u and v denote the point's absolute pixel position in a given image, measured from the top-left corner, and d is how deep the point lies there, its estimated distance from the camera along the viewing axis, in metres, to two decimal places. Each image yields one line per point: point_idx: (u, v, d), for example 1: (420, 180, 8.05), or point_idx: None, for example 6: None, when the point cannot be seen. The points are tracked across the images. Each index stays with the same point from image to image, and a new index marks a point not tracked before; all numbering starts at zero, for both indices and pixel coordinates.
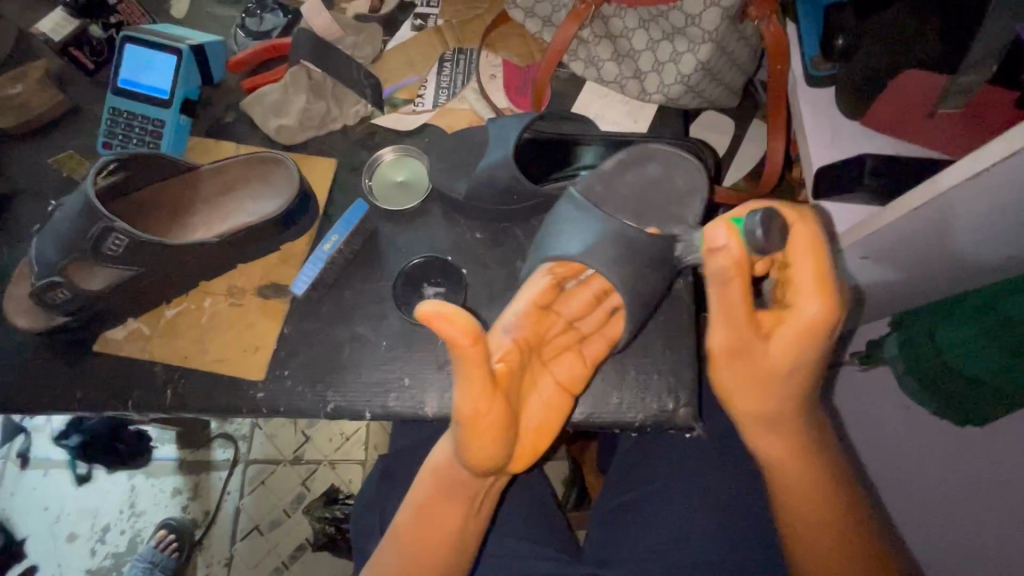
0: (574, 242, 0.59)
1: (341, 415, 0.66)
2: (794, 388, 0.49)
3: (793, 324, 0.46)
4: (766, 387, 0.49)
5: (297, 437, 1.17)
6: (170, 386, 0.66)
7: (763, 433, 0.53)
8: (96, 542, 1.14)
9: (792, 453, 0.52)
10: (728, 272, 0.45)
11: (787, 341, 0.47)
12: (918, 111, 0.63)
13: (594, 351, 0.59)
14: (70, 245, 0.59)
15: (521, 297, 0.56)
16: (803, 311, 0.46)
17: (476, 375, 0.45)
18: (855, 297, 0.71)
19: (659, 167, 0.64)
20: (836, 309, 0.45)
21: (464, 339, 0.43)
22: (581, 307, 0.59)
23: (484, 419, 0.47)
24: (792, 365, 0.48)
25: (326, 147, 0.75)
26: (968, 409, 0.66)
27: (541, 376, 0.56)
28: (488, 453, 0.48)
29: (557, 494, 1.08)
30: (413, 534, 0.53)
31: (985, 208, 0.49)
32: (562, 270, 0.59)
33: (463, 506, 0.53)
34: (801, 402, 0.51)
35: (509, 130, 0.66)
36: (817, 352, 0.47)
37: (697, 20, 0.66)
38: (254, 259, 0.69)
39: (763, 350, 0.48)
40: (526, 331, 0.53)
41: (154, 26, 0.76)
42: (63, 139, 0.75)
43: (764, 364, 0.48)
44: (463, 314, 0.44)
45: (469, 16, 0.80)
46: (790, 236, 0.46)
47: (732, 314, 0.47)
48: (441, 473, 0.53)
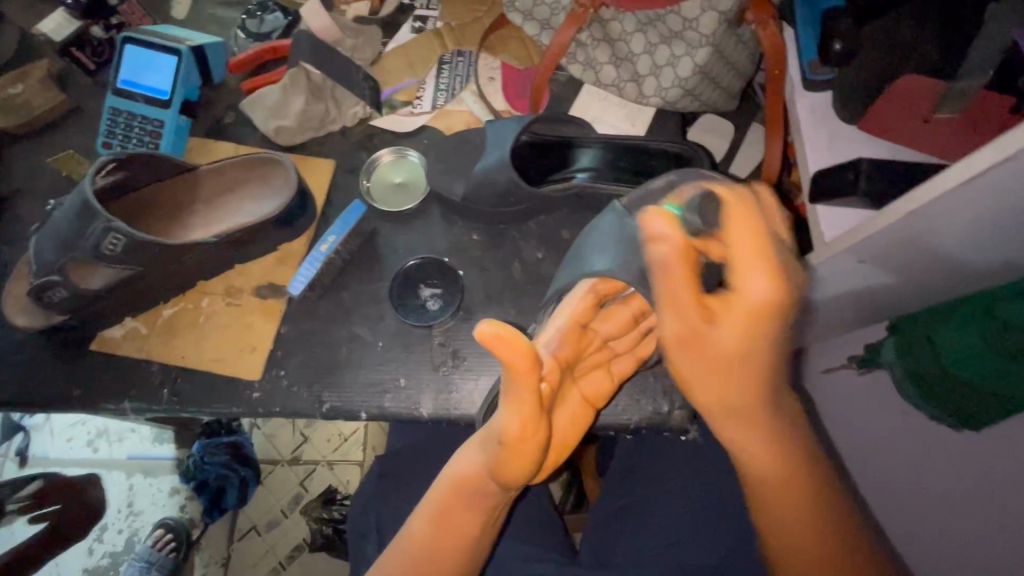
0: (606, 258, 0.55)
1: (337, 415, 0.66)
2: (757, 381, 0.44)
3: (737, 309, 0.41)
4: (723, 378, 0.44)
5: (295, 437, 1.17)
6: (168, 385, 0.66)
7: (737, 428, 0.46)
8: (93, 541, 1.14)
9: (775, 460, 0.47)
10: (666, 259, 0.40)
11: (732, 330, 0.41)
12: (914, 117, 0.63)
13: (622, 369, 0.56)
14: (69, 244, 0.59)
15: (560, 312, 0.53)
16: (748, 293, 0.40)
17: (527, 396, 0.44)
18: (853, 300, 0.71)
19: (703, 195, 0.56)
20: (787, 288, 0.40)
21: (522, 363, 0.41)
22: (618, 327, 0.55)
23: (527, 441, 0.45)
24: (748, 351, 0.42)
25: (325, 148, 0.75)
26: (965, 413, 0.66)
27: (570, 392, 0.53)
28: (524, 471, 0.47)
29: (554, 497, 1.08)
30: (429, 542, 0.51)
31: (981, 212, 0.49)
32: (604, 287, 0.55)
33: (481, 518, 0.52)
34: (762, 388, 0.45)
35: (507, 133, 0.66)
36: (777, 333, 0.42)
37: (694, 24, 0.67)
38: (252, 260, 0.69)
39: (712, 337, 0.42)
40: (566, 350, 0.50)
41: (154, 27, 0.76)
42: (63, 139, 0.76)
43: (718, 354, 0.42)
44: (525, 339, 0.41)
45: (468, 19, 0.80)
46: (732, 219, 0.42)
47: (680, 300, 0.41)
48: (465, 484, 0.51)
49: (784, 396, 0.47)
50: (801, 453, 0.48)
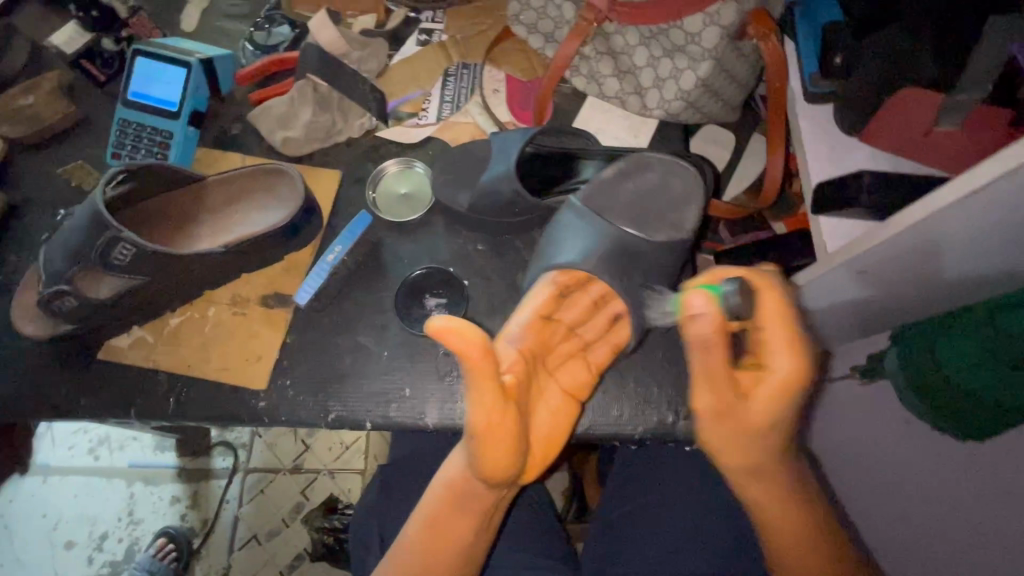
0: (575, 250, 0.62)
1: (342, 424, 0.66)
2: (778, 444, 0.46)
3: (771, 386, 0.43)
4: (751, 449, 0.46)
5: (297, 445, 1.17)
6: (174, 394, 0.66)
7: (760, 490, 0.48)
8: (93, 549, 1.14)
9: (797, 518, 0.48)
10: (706, 340, 0.41)
11: (766, 404, 0.43)
12: (915, 130, 0.64)
13: (596, 357, 0.57)
14: (79, 254, 0.60)
15: (525, 307, 0.55)
16: (776, 371, 0.43)
17: (488, 386, 0.44)
18: (855, 311, 0.72)
19: (656, 173, 0.65)
20: (811, 367, 0.43)
21: (474, 352, 0.42)
22: (581, 314, 0.58)
23: (497, 431, 0.45)
24: (776, 421, 0.44)
25: (331, 159, 0.76)
26: (967, 421, 0.65)
27: (547, 384, 0.53)
28: (503, 466, 0.47)
29: (557, 507, 1.06)
30: (429, 547, 0.52)
31: (983, 224, 0.49)
32: (564, 278, 0.59)
33: (473, 522, 0.51)
34: (782, 455, 0.47)
35: (511, 144, 0.67)
36: (799, 407, 0.44)
37: (697, 38, 0.68)
38: (259, 270, 0.70)
39: (744, 409, 0.44)
40: (530, 341, 0.51)
41: (163, 39, 0.77)
42: (72, 149, 0.77)
43: (749, 424, 0.44)
44: (473, 327, 0.43)
45: (473, 32, 0.81)
46: (759, 299, 0.44)
47: (715, 377, 0.43)
48: (453, 484, 0.51)
49: (798, 462, 0.49)
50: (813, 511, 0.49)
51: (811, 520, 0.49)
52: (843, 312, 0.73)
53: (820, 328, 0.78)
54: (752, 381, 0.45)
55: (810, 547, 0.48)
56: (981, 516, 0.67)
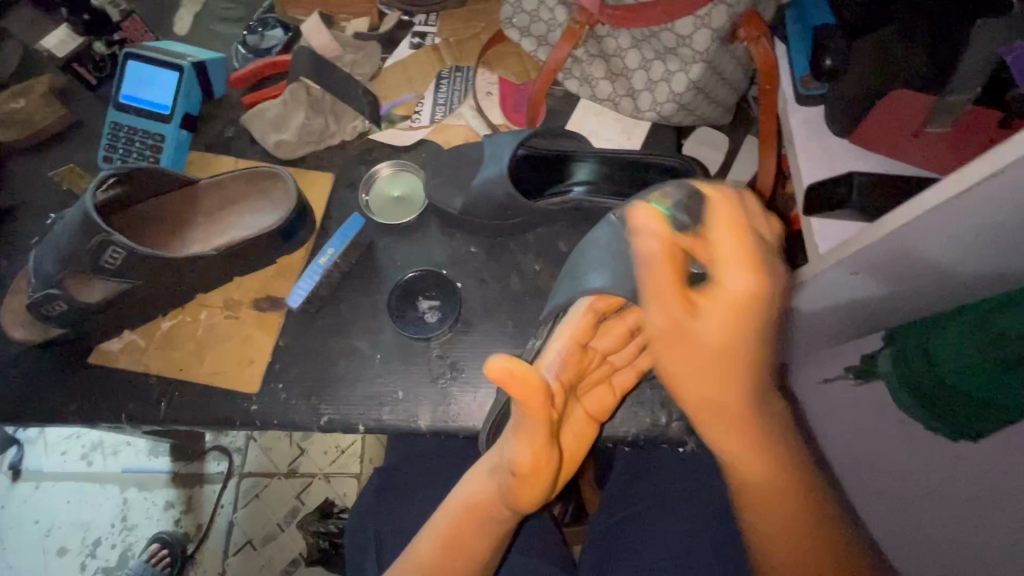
0: (604, 274, 0.51)
1: (336, 428, 0.66)
2: (754, 372, 0.43)
3: (720, 304, 0.40)
4: (712, 378, 0.43)
5: (291, 450, 1.17)
6: (166, 399, 0.66)
7: (717, 427, 0.47)
8: (86, 556, 1.13)
9: (767, 466, 0.48)
10: (654, 257, 0.39)
11: (716, 323, 0.40)
12: (903, 131, 0.65)
13: (622, 381, 0.58)
14: (68, 258, 0.59)
15: (560, 335, 0.50)
16: (727, 288, 0.39)
17: (539, 428, 0.45)
18: (845, 313, 0.73)
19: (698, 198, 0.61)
20: (770, 283, 0.39)
21: (533, 397, 0.42)
22: (615, 342, 0.54)
23: (541, 469, 0.47)
24: (735, 345, 0.41)
25: (324, 162, 0.76)
26: (956, 420, 0.66)
27: (575, 407, 0.56)
28: (539, 497, 0.49)
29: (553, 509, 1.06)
30: (434, 565, 0.51)
31: (969, 226, 0.50)
32: (602, 304, 0.51)
33: (494, 544, 0.52)
34: (756, 387, 0.45)
35: (503, 146, 0.67)
36: (761, 331, 0.41)
37: (688, 41, 0.67)
38: (252, 273, 0.70)
39: (697, 331, 0.41)
40: (568, 372, 0.50)
41: (155, 43, 0.77)
42: (64, 154, 0.76)
43: (700, 347, 0.41)
44: (534, 371, 0.43)
45: (466, 35, 0.82)
46: (715, 213, 0.40)
47: (664, 295, 0.40)
48: (478, 509, 0.52)
49: (778, 404, 0.48)
50: (792, 465, 0.48)
51: (781, 461, 0.48)
52: (835, 314, 0.73)
53: (813, 328, 0.79)
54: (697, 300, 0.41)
55: (791, 512, 0.48)
56: (976, 516, 0.67)
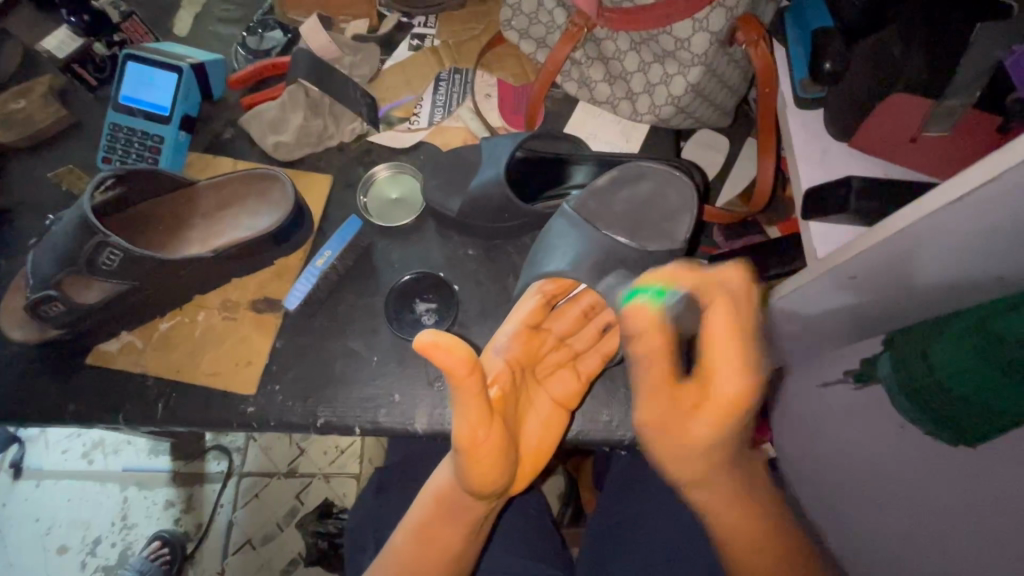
0: (564, 258, 0.60)
1: (332, 430, 0.66)
2: (711, 458, 0.50)
3: (714, 404, 0.47)
4: (682, 456, 0.50)
5: (291, 450, 1.17)
6: (163, 399, 0.66)
7: (712, 496, 0.52)
8: (86, 554, 1.13)
9: (750, 524, 0.52)
10: (643, 354, 0.47)
11: (708, 420, 0.47)
12: (902, 136, 0.65)
13: (587, 367, 0.60)
14: (65, 259, 0.60)
15: (512, 318, 0.58)
16: (718, 387, 0.47)
17: (473, 401, 0.45)
18: (844, 317, 0.73)
19: (651, 183, 0.65)
20: (756, 386, 0.46)
21: (460, 368, 0.43)
22: (571, 324, 0.61)
23: (482, 445, 0.47)
24: (716, 439, 0.48)
25: (323, 163, 0.76)
26: (952, 424, 0.66)
27: (533, 391, 0.57)
28: (492, 479, 0.48)
29: (553, 512, 1.06)
30: (412, 554, 0.52)
31: (966, 231, 0.50)
32: (552, 287, 0.60)
33: (460, 533, 0.52)
34: (721, 462, 0.51)
35: (501, 149, 0.67)
36: (736, 428, 0.48)
37: (686, 44, 0.67)
38: (249, 274, 0.70)
39: (686, 426, 0.49)
40: (516, 351, 0.56)
41: (154, 44, 0.77)
42: (64, 154, 0.77)
43: (689, 441, 0.49)
44: (461, 343, 0.43)
45: (465, 37, 0.82)
46: (710, 313, 0.47)
47: (656, 393, 0.48)
48: (443, 495, 0.52)
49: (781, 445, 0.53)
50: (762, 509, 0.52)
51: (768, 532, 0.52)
52: (836, 317, 0.73)
53: (812, 332, 0.79)
54: (696, 398, 0.48)
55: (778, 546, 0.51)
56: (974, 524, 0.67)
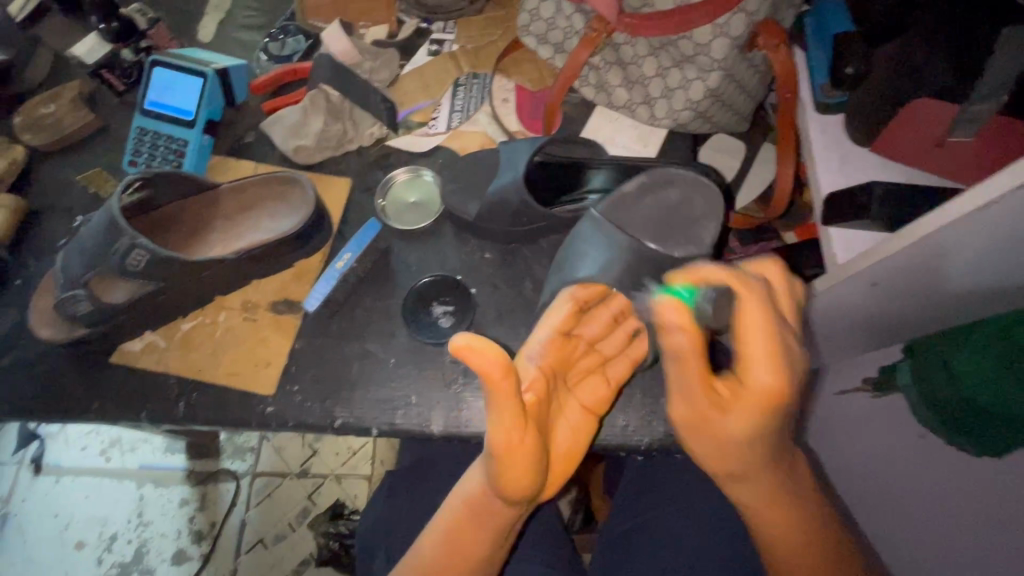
0: (595, 265, 0.63)
1: (349, 431, 0.66)
2: (761, 456, 0.49)
3: (748, 398, 0.47)
4: (732, 456, 0.49)
5: (304, 450, 1.18)
6: (184, 398, 0.67)
7: (742, 490, 0.52)
8: (103, 550, 1.15)
9: (788, 523, 0.51)
10: (686, 349, 0.46)
11: (742, 415, 0.47)
12: (926, 141, 0.64)
13: (617, 373, 0.58)
14: (94, 258, 0.61)
15: (543, 324, 0.55)
16: (757, 382, 0.46)
17: (509, 407, 0.45)
18: (865, 325, 0.72)
19: (679, 191, 0.64)
20: (790, 378, 0.46)
21: (496, 372, 0.43)
22: (600, 329, 0.59)
23: (517, 450, 0.47)
24: (758, 434, 0.48)
25: (342, 167, 0.77)
26: (974, 433, 0.65)
27: (563, 397, 0.55)
28: (524, 485, 0.48)
29: (563, 517, 1.06)
30: (439, 558, 0.52)
31: (988, 239, 0.49)
32: (583, 293, 0.58)
33: (489, 538, 0.52)
34: (766, 461, 0.50)
35: (520, 153, 0.67)
36: (780, 418, 0.48)
37: (705, 49, 0.67)
38: (270, 276, 0.71)
39: (720, 422, 0.48)
40: (550, 358, 0.53)
41: (180, 50, 0.79)
42: (90, 157, 0.78)
43: (726, 437, 0.48)
44: (496, 347, 0.43)
45: (484, 42, 0.82)
46: (741, 307, 0.47)
47: (693, 389, 0.47)
48: (472, 502, 0.52)
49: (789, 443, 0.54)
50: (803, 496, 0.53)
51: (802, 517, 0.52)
52: (858, 325, 0.72)
53: (829, 339, 0.78)
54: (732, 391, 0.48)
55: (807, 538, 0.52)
56: None
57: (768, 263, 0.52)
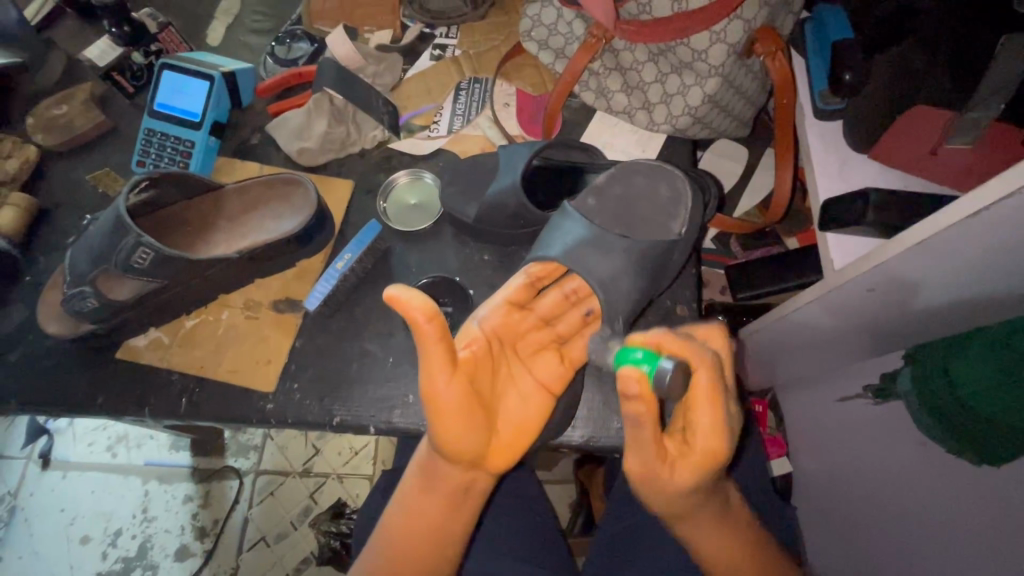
0: (555, 245, 0.61)
1: (347, 428, 0.67)
2: (696, 500, 0.51)
3: (691, 458, 0.49)
4: (673, 500, 0.51)
5: (307, 449, 1.20)
6: (187, 394, 0.68)
7: (693, 529, 0.54)
8: (108, 545, 1.16)
9: (727, 538, 0.54)
10: (642, 417, 0.46)
11: (686, 471, 0.49)
12: (923, 147, 0.64)
13: (572, 352, 0.59)
14: (101, 256, 0.62)
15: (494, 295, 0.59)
16: (699, 445, 0.49)
17: (438, 357, 0.47)
18: (862, 330, 0.72)
19: (645, 180, 0.65)
20: (728, 441, 0.48)
21: (420, 316, 0.45)
22: (553, 307, 0.61)
23: (444, 402, 0.48)
24: (696, 490, 0.50)
25: (345, 169, 0.78)
26: (972, 442, 0.65)
27: (512, 367, 0.57)
28: (457, 439, 0.49)
29: (563, 520, 1.09)
30: (400, 520, 0.54)
31: (985, 247, 0.49)
32: (538, 270, 0.61)
33: (444, 500, 0.54)
34: (704, 506, 0.52)
35: (518, 157, 0.68)
36: (716, 476, 0.50)
37: (704, 55, 0.67)
38: (271, 275, 0.72)
39: (669, 477, 0.49)
40: (494, 325, 0.56)
41: (189, 54, 0.80)
42: (100, 157, 0.80)
43: (669, 490, 0.50)
44: (422, 295, 0.46)
45: (486, 47, 0.84)
46: (694, 378, 0.48)
47: (642, 441, 0.48)
48: (424, 461, 0.54)
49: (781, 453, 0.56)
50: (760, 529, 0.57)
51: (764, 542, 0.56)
52: (855, 330, 0.72)
53: (827, 345, 0.78)
54: (677, 450, 0.51)
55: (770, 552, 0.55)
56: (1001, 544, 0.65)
57: (714, 329, 0.54)
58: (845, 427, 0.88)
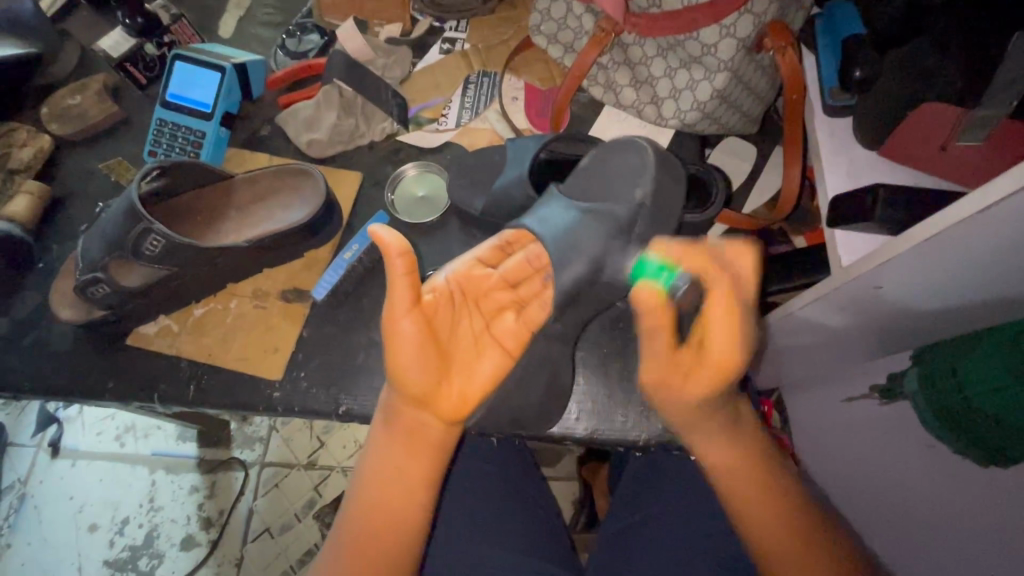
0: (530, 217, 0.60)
1: (353, 418, 0.68)
2: (712, 408, 0.54)
3: (706, 364, 0.52)
4: (685, 411, 0.54)
5: (311, 442, 1.21)
6: (196, 381, 0.69)
7: (701, 437, 0.55)
8: (114, 533, 1.18)
9: (754, 491, 0.53)
10: (652, 323, 0.53)
11: (701, 382, 0.52)
12: (931, 144, 0.64)
13: (533, 313, 0.58)
14: (113, 243, 0.63)
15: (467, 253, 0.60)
16: (712, 353, 0.51)
17: (401, 290, 0.50)
18: (869, 328, 0.71)
19: (614, 150, 0.62)
20: (742, 355, 0.51)
21: (391, 246, 0.48)
22: (519, 271, 0.60)
23: (399, 333, 0.50)
24: (709, 399, 0.53)
25: (353, 161, 0.79)
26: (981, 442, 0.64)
27: (473, 323, 0.57)
28: (409, 374, 0.51)
29: (566, 517, 1.10)
30: (373, 473, 0.54)
31: (995, 243, 0.49)
32: (511, 235, 0.60)
33: (407, 449, 0.54)
34: (717, 413, 0.54)
35: (526, 150, 0.68)
36: (730, 387, 0.53)
37: (713, 49, 0.67)
38: (280, 265, 0.73)
39: (681, 388, 0.53)
40: (461, 279, 0.57)
41: (201, 45, 0.81)
42: (113, 147, 0.81)
43: (682, 403, 0.53)
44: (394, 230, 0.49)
45: (495, 41, 0.84)
46: (710, 295, 0.51)
47: (656, 350, 0.53)
48: (388, 406, 0.56)
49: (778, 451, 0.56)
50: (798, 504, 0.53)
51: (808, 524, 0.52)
52: (862, 329, 0.72)
53: (833, 343, 0.78)
54: (692, 362, 0.53)
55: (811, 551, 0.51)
56: None
57: (742, 247, 0.53)
58: (844, 430, 0.87)
